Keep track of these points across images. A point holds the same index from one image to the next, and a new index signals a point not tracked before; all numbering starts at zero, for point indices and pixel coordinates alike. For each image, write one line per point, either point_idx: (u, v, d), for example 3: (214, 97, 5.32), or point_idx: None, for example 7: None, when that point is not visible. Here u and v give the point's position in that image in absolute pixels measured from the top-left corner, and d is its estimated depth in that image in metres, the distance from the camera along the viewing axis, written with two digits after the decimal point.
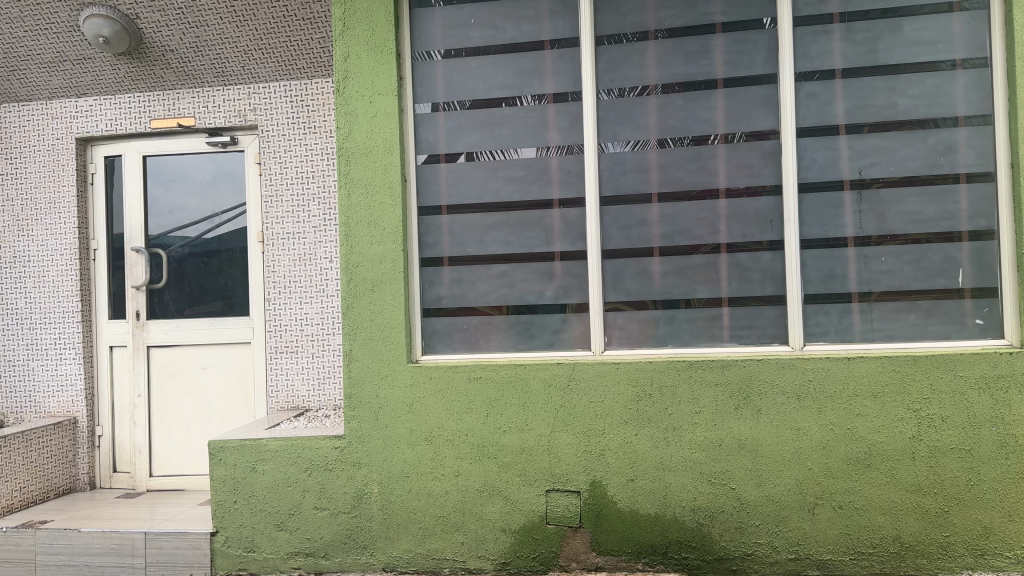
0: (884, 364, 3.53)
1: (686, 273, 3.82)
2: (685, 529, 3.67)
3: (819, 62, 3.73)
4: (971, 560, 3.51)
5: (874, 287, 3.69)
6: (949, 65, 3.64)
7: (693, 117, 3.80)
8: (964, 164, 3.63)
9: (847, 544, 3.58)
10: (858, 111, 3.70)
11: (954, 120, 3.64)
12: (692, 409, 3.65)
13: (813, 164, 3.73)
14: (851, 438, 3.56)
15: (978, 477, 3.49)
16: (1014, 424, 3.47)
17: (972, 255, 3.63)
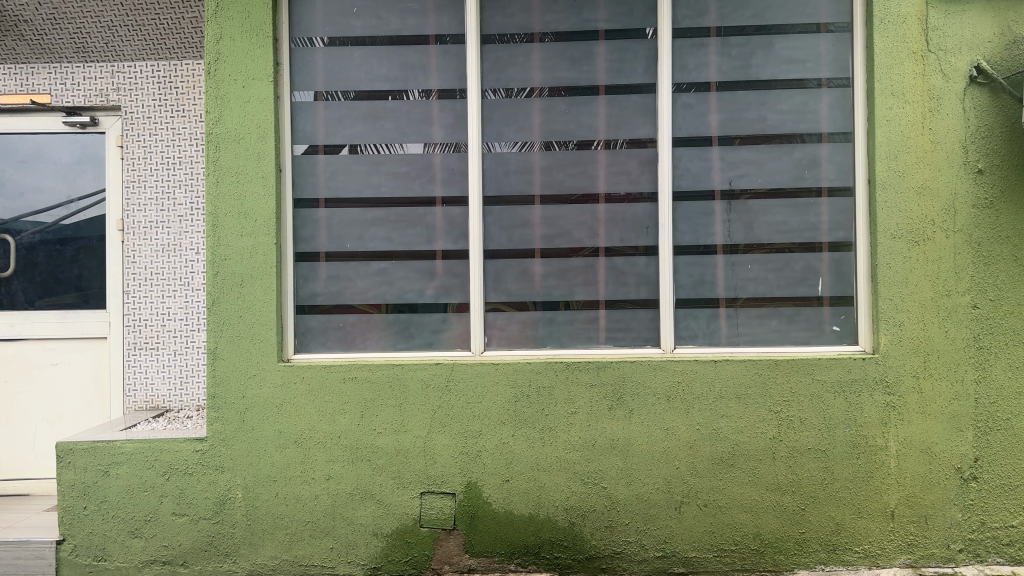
0: (750, 367, 3.68)
1: (566, 275, 3.85)
2: (558, 529, 3.70)
3: (696, 74, 3.84)
4: (824, 555, 3.70)
5: (740, 293, 3.84)
6: (815, 84, 3.84)
7: (575, 121, 3.84)
8: (825, 179, 3.84)
9: (711, 542, 3.70)
10: (731, 123, 3.84)
11: (817, 137, 3.84)
12: (568, 410, 3.68)
13: (688, 173, 3.84)
14: (716, 438, 3.68)
15: (831, 476, 3.69)
16: (864, 426, 3.68)
17: (831, 265, 3.84)
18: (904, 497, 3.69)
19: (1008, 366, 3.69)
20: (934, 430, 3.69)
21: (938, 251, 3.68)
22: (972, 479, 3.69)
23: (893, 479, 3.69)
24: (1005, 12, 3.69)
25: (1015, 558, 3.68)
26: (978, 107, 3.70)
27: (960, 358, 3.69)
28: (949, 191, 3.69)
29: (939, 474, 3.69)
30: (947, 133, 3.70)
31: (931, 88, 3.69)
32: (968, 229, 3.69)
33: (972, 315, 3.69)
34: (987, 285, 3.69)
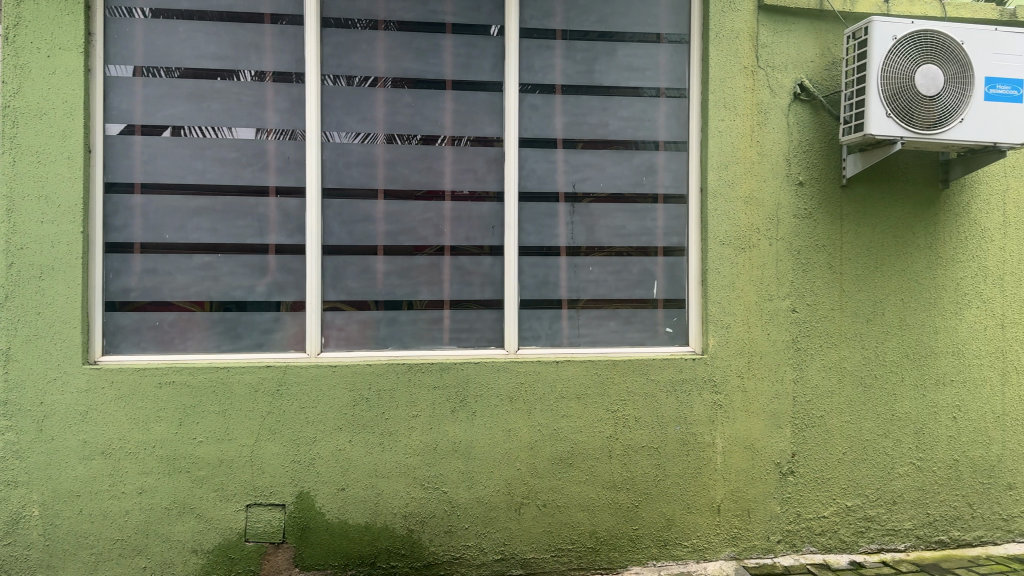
0: (589, 368, 3.71)
1: (408, 273, 3.74)
2: (395, 537, 3.58)
3: (542, 75, 3.84)
4: (656, 551, 3.80)
5: (582, 295, 3.88)
6: (654, 92, 3.94)
7: (420, 115, 3.74)
8: (662, 185, 3.95)
9: (549, 542, 3.71)
10: (575, 127, 3.87)
11: (655, 144, 3.95)
12: (408, 414, 3.56)
13: (533, 174, 3.84)
14: (556, 439, 3.69)
15: (664, 473, 3.80)
16: (694, 424, 3.82)
17: (666, 269, 3.96)
18: (729, 492, 3.86)
19: (822, 367, 3.95)
20: (757, 427, 3.88)
21: (762, 258, 3.88)
22: (789, 473, 3.92)
23: (719, 474, 3.85)
24: (825, 35, 3.96)
25: (825, 546, 3.95)
26: (800, 123, 3.94)
27: (780, 359, 3.90)
28: (774, 202, 3.90)
29: (760, 469, 3.89)
30: (772, 146, 3.90)
31: (759, 103, 3.89)
32: (789, 238, 3.92)
33: (792, 318, 3.92)
34: (805, 290, 3.93)
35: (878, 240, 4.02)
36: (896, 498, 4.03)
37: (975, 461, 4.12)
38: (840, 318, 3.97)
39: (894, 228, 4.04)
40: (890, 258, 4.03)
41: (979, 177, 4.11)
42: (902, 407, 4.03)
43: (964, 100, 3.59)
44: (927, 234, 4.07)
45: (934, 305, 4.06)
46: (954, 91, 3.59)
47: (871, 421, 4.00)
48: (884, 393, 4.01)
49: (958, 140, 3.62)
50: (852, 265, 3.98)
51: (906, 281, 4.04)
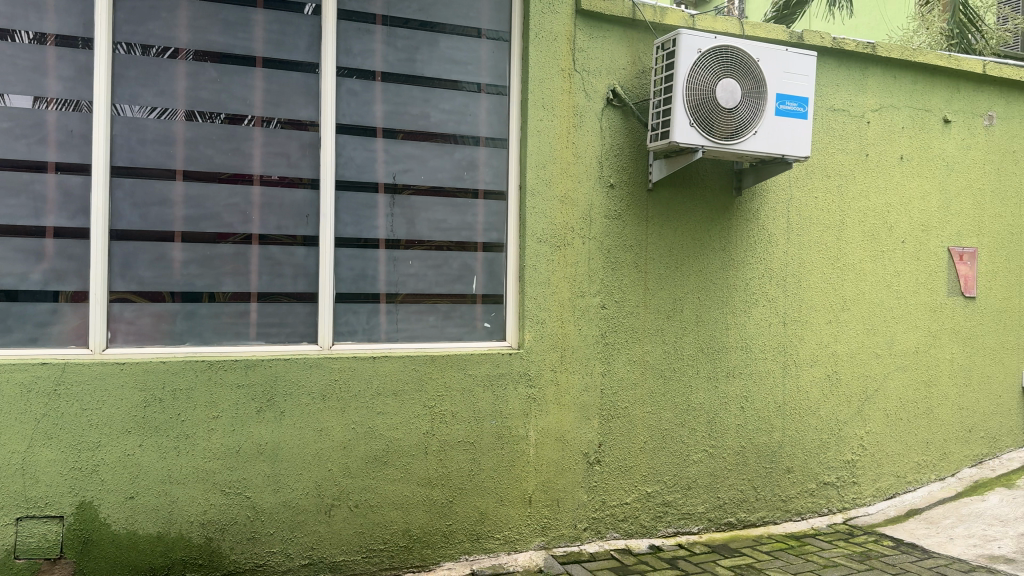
0: (406, 364, 3.65)
1: (212, 263, 3.49)
2: (191, 547, 3.33)
3: (361, 61, 3.71)
4: (468, 545, 3.81)
5: (400, 289, 3.80)
6: (475, 87, 3.94)
7: (228, 92, 3.50)
8: (482, 181, 3.96)
9: (360, 543, 3.60)
10: (395, 116, 3.79)
11: (476, 140, 3.95)
12: (208, 415, 3.34)
13: (351, 162, 3.70)
14: (370, 437, 3.60)
15: (477, 468, 3.81)
16: (508, 418, 3.86)
17: (484, 264, 3.98)
18: (540, 484, 3.94)
19: (628, 361, 4.12)
20: (567, 419, 3.99)
21: (576, 256, 3.99)
22: (596, 463, 4.06)
23: (532, 467, 3.92)
24: (636, 44, 4.14)
25: (628, 532, 4.14)
26: (613, 127, 4.09)
27: (590, 353, 4.04)
28: (587, 202, 4.02)
29: (569, 460, 4.00)
30: (587, 148, 4.02)
31: (576, 105, 4.00)
32: (601, 237, 4.06)
33: (601, 314, 4.06)
34: (613, 288, 4.09)
35: (680, 241, 4.25)
36: (691, 484, 4.29)
37: (760, 447, 4.48)
38: (644, 314, 4.17)
39: (695, 230, 4.29)
40: (691, 259, 4.28)
41: (769, 186, 4.47)
42: (698, 397, 4.30)
43: (758, 114, 3.88)
44: (723, 237, 4.36)
45: (727, 303, 4.37)
46: (750, 105, 3.86)
47: (670, 411, 4.23)
48: (682, 385, 4.26)
49: (752, 150, 3.89)
50: (656, 264, 4.19)
51: (704, 280, 4.31)
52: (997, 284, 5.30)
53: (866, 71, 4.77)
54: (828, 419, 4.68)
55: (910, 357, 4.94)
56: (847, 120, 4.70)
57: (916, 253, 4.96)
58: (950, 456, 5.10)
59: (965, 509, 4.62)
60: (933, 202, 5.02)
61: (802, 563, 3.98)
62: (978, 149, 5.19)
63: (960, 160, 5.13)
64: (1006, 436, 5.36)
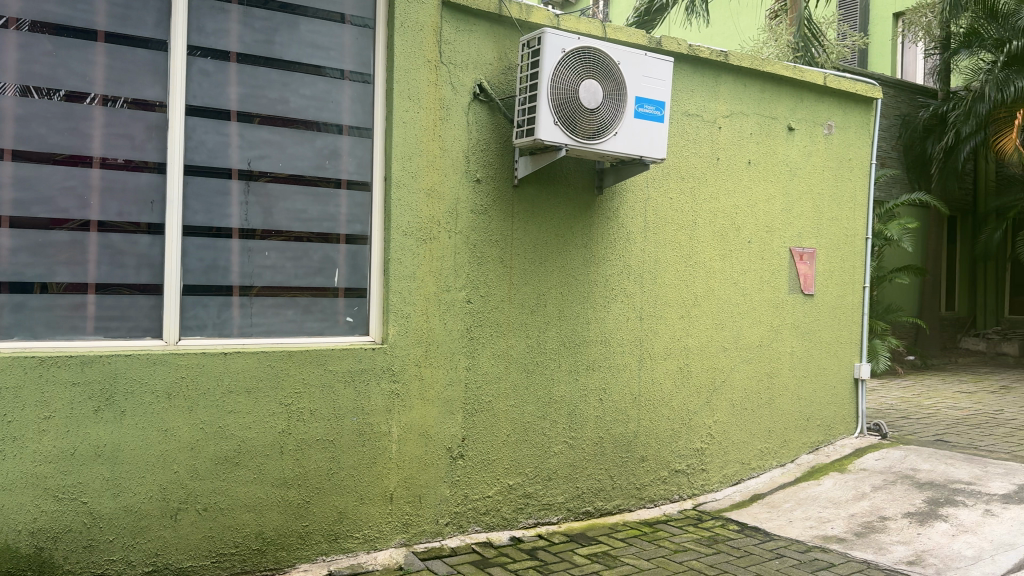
0: (261, 360, 3.50)
1: (44, 251, 3.22)
2: (18, 558, 3.07)
3: (214, 40, 3.52)
4: (325, 546, 3.71)
5: (255, 281, 3.64)
6: (337, 74, 3.82)
7: (64, 67, 3.24)
8: (345, 170, 3.85)
9: (209, 547, 3.43)
10: (251, 100, 3.61)
11: (338, 128, 3.83)
12: (40, 415, 3.08)
13: (202, 146, 3.51)
14: (221, 437, 3.43)
15: (337, 466, 3.71)
16: (370, 415, 3.78)
17: (347, 257, 3.86)
18: (402, 480, 3.89)
19: (491, 355, 4.13)
20: (430, 414, 3.95)
21: (440, 250, 3.96)
22: (459, 457, 4.05)
23: (393, 464, 3.86)
24: (502, 40, 4.15)
25: (489, 525, 4.15)
26: (478, 121, 4.08)
27: (454, 348, 4.02)
28: (453, 196, 3.99)
29: (431, 455, 3.96)
30: (453, 141, 3.99)
31: (441, 98, 3.96)
32: (466, 232, 4.04)
33: (466, 309, 4.05)
34: (478, 282, 4.09)
35: (544, 237, 4.30)
36: (552, 475, 4.36)
37: (617, 438, 4.61)
38: (509, 309, 4.19)
39: (558, 226, 4.35)
40: (554, 255, 4.34)
41: (629, 185, 4.60)
42: (559, 390, 4.37)
43: (618, 115, 3.98)
44: (585, 234, 4.45)
45: (588, 299, 4.47)
46: (611, 107, 3.96)
47: (533, 404, 4.28)
48: (545, 378, 4.32)
49: (613, 150, 3.99)
50: (520, 259, 4.22)
51: (566, 276, 4.39)
52: (832, 282, 5.70)
53: (719, 78, 4.99)
54: (681, 410, 4.87)
55: (754, 350, 5.23)
56: (701, 124, 4.90)
57: (761, 253, 5.25)
58: (789, 442, 5.44)
59: (802, 492, 4.94)
60: (776, 204, 5.32)
61: (655, 549, 4.13)
62: (817, 156, 5.56)
63: (801, 166, 5.47)
64: (838, 423, 5.77)
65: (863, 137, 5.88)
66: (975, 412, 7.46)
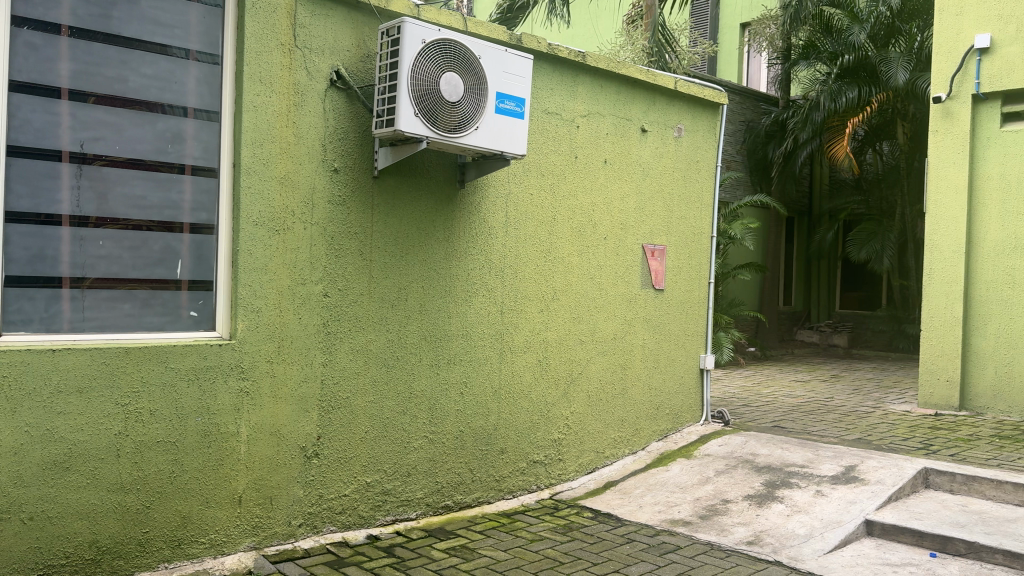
0: (94, 357, 3.25)
1: None
2: None
3: (43, 11, 3.22)
4: (168, 552, 3.50)
5: (87, 272, 3.36)
6: (182, 53, 3.59)
7: None
8: (190, 156, 3.62)
9: (36, 560, 3.16)
10: (85, 77, 3.33)
11: (183, 111, 3.60)
12: None
13: (28, 125, 3.20)
14: (49, 440, 3.16)
15: (180, 468, 3.50)
16: (217, 414, 3.59)
17: (191, 248, 3.64)
18: (252, 482, 3.72)
19: (348, 350, 4.03)
20: (282, 412, 3.80)
21: (294, 241, 3.81)
22: (313, 456, 3.92)
23: (242, 465, 3.69)
24: (361, 27, 4.04)
25: (345, 524, 4.05)
26: (335, 110, 3.95)
27: (309, 343, 3.88)
28: (307, 186, 3.85)
29: (283, 455, 3.82)
30: (308, 129, 3.86)
31: (296, 83, 3.81)
32: (322, 223, 3.91)
33: (322, 303, 3.92)
34: (335, 275, 3.97)
35: (404, 230, 4.23)
36: (411, 470, 4.31)
37: (476, 431, 4.61)
38: (367, 303, 4.09)
39: (419, 219, 4.29)
40: (414, 248, 4.28)
41: (489, 180, 4.60)
42: (418, 385, 4.32)
43: (479, 110, 3.97)
44: (446, 227, 4.41)
45: (448, 293, 4.44)
46: (472, 100, 3.94)
47: (392, 400, 4.21)
48: (404, 373, 4.25)
49: (474, 144, 3.98)
50: (379, 252, 4.13)
51: (427, 270, 4.34)
52: (681, 278, 5.95)
53: (577, 78, 5.09)
54: (539, 402, 4.94)
55: (609, 343, 5.38)
56: (560, 122, 4.98)
57: (616, 249, 5.40)
58: (641, 431, 5.64)
59: (652, 478, 5.13)
60: (630, 202, 5.49)
61: (512, 539, 4.17)
62: (668, 157, 5.78)
63: (653, 166, 5.67)
64: (686, 412, 6.04)
65: (710, 141, 6.17)
66: (807, 399, 8.02)
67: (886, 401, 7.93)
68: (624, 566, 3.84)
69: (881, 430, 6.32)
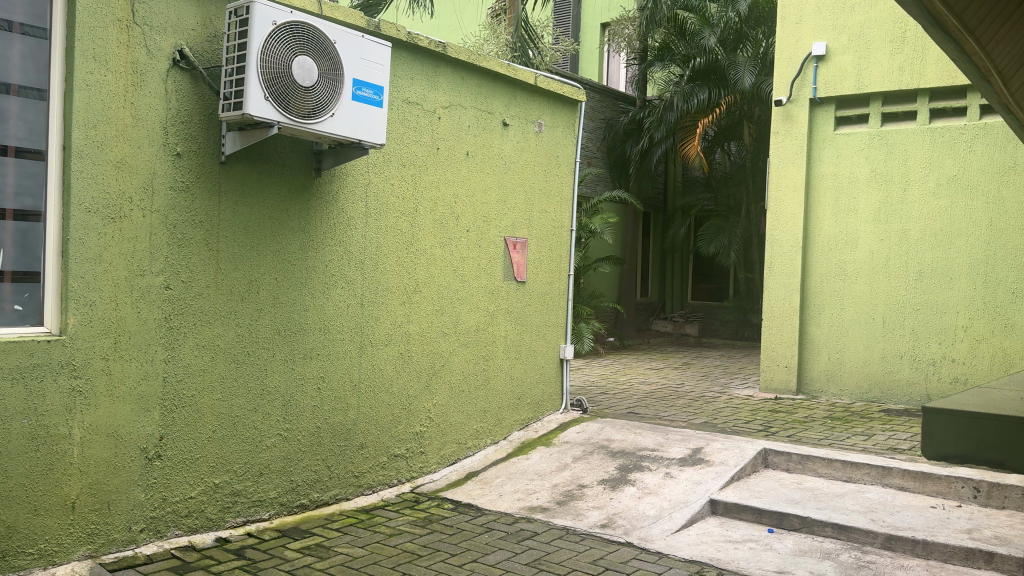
0: None
1: None
2: None
3: None
4: None
5: None
6: (4, 25, 3.27)
7: None
8: (13, 136, 3.30)
9: None
10: None
11: (5, 87, 3.28)
12: None
13: None
14: None
15: (3, 475, 3.21)
16: (45, 416, 3.32)
17: (15, 236, 3.32)
18: (86, 486, 3.47)
19: (194, 346, 3.83)
20: (120, 411, 3.58)
21: (132, 230, 3.59)
22: (155, 458, 3.71)
23: (75, 469, 3.43)
24: (207, 6, 3.85)
25: (191, 527, 3.86)
26: (179, 92, 3.74)
27: (150, 339, 3.67)
28: (147, 171, 3.64)
29: (122, 458, 3.59)
30: (148, 111, 3.63)
31: (134, 62, 3.59)
32: (164, 211, 3.70)
33: (164, 296, 3.71)
34: (178, 267, 3.76)
35: (255, 220, 4.07)
36: (264, 470, 4.16)
37: (334, 427, 4.51)
38: (215, 296, 3.91)
39: (270, 209, 4.13)
40: (266, 239, 4.12)
41: (347, 169, 4.50)
42: (271, 381, 4.17)
43: (334, 96, 3.86)
44: (300, 218, 4.28)
45: (304, 285, 4.31)
46: (327, 87, 3.83)
47: (243, 397, 4.05)
48: (256, 368, 4.10)
49: (329, 132, 3.87)
50: (227, 243, 3.95)
51: (280, 262, 4.19)
52: (541, 270, 6.05)
53: (437, 69, 5.05)
54: (400, 395, 4.89)
55: (471, 335, 5.39)
56: (421, 112, 4.93)
57: (478, 241, 5.42)
58: (502, 421, 5.70)
59: (512, 467, 5.20)
60: (492, 195, 5.52)
61: (370, 535, 4.11)
62: (528, 151, 5.85)
63: (514, 159, 5.73)
64: (546, 401, 6.15)
65: (569, 136, 6.30)
66: (660, 386, 8.38)
67: (732, 386, 8.41)
68: (481, 556, 3.87)
69: (726, 414, 6.69)
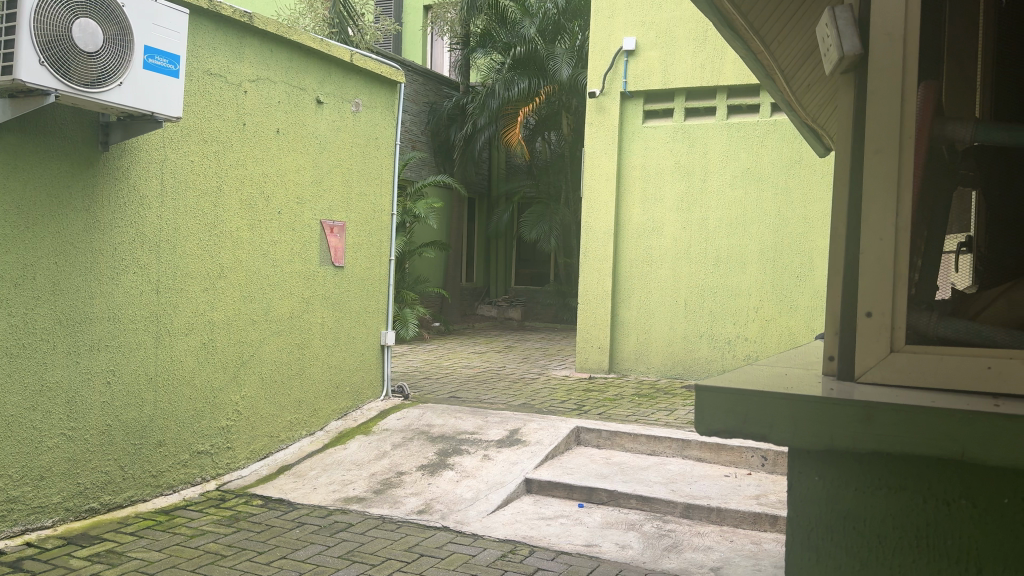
0: None
1: None
2: None
3: None
4: None
5: None
6: None
7: None
8: None
9: None
10: None
11: None
12: None
13: None
14: None
15: None
16: None
17: None
18: None
19: None
20: None
21: None
22: None
23: None
24: None
25: None
26: None
27: None
28: None
29: None
30: None
31: None
32: None
33: None
34: None
35: (30, 198, 3.67)
36: (44, 473, 3.79)
37: (128, 423, 4.19)
38: None
39: (48, 186, 3.74)
40: (43, 218, 3.73)
41: (139, 144, 4.16)
42: (53, 376, 3.80)
43: (122, 64, 3.55)
44: (85, 196, 3.91)
45: (90, 271, 3.95)
46: (113, 53, 3.51)
47: (17, 394, 3.65)
48: (33, 362, 3.71)
49: (117, 103, 3.57)
50: None
51: (60, 244, 3.82)
52: (361, 254, 5.91)
53: (243, 41, 4.78)
54: (203, 386, 4.62)
55: (284, 322, 5.19)
56: (224, 85, 4.65)
57: (290, 224, 5.20)
58: (319, 411, 5.54)
59: (328, 458, 5.07)
60: (306, 176, 5.32)
61: (168, 537, 3.86)
62: (345, 131, 5.68)
63: (330, 140, 5.55)
64: (366, 388, 6.04)
65: (388, 118, 6.17)
66: (483, 369, 8.50)
67: (550, 367, 8.67)
68: (291, 552, 3.73)
69: (544, 395, 6.88)
